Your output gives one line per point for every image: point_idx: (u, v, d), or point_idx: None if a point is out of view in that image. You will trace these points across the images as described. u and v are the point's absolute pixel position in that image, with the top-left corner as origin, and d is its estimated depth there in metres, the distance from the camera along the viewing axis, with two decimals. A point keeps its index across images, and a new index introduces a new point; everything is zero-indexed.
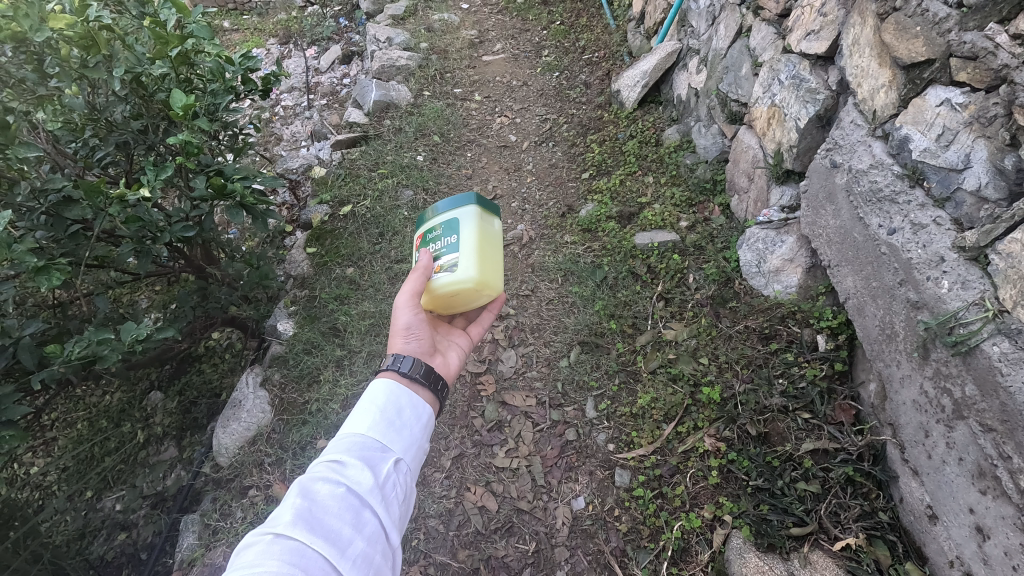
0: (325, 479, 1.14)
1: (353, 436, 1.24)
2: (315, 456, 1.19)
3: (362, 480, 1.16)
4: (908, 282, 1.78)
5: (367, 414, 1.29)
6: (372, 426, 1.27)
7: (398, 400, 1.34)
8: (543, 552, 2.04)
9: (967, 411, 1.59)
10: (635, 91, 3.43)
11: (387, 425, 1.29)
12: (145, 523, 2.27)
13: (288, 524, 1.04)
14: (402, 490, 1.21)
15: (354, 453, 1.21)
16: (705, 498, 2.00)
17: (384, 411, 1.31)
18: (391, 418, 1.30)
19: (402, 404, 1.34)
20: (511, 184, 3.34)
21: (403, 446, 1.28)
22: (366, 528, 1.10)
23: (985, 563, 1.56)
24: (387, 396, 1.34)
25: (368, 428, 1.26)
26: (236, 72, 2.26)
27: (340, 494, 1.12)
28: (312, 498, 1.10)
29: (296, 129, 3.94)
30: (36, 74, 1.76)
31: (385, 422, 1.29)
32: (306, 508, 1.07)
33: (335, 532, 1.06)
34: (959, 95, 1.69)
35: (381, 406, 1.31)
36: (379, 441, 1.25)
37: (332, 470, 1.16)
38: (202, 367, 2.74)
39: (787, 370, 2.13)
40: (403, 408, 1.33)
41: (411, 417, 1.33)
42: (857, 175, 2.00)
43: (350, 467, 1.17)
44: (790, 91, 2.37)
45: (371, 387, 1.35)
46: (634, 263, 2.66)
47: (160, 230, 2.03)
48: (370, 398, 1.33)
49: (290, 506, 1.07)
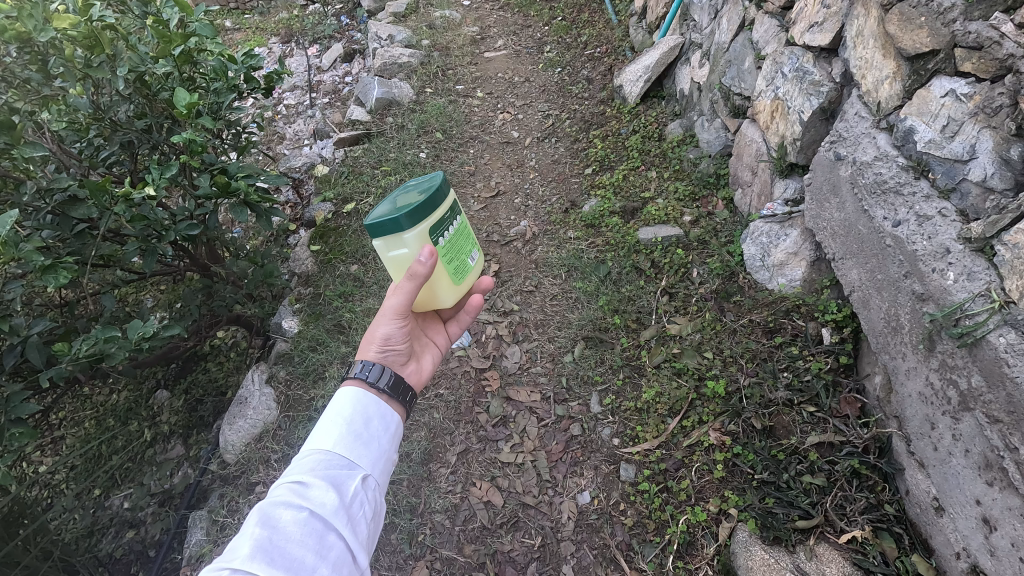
0: (286, 503, 1.08)
1: (317, 454, 1.19)
2: (276, 479, 1.13)
3: (326, 501, 1.11)
4: (914, 274, 1.77)
5: (333, 429, 1.24)
6: (338, 441, 1.22)
7: (366, 409, 1.31)
8: (548, 546, 2.05)
9: (973, 402, 1.59)
10: (637, 86, 3.43)
11: (354, 438, 1.25)
12: (152, 521, 2.30)
13: (245, 558, 0.97)
14: (371, 507, 1.17)
15: (318, 472, 1.16)
16: (710, 491, 2.00)
17: (351, 423, 1.27)
18: (358, 430, 1.26)
19: (371, 413, 1.31)
20: (514, 180, 3.34)
21: (371, 460, 1.24)
22: (331, 553, 1.05)
23: (993, 555, 1.55)
24: (355, 405, 1.30)
25: (335, 443, 1.22)
26: (238, 70, 2.26)
27: (303, 519, 1.06)
28: (272, 526, 1.04)
29: (298, 128, 3.95)
30: (40, 74, 1.82)
31: (352, 435, 1.25)
32: (267, 538, 1.01)
33: (297, 562, 1.00)
34: (964, 86, 1.68)
35: (348, 418, 1.27)
36: (345, 456, 1.20)
37: (294, 493, 1.10)
38: (208, 366, 2.75)
39: (792, 363, 2.12)
40: (371, 418, 1.30)
41: (380, 427, 1.30)
42: (861, 168, 2.00)
43: (313, 488, 1.12)
44: (793, 84, 2.37)
45: (338, 397, 1.31)
46: (637, 258, 2.66)
47: (165, 229, 2.03)
48: (338, 409, 1.28)
49: (248, 538, 1.00)
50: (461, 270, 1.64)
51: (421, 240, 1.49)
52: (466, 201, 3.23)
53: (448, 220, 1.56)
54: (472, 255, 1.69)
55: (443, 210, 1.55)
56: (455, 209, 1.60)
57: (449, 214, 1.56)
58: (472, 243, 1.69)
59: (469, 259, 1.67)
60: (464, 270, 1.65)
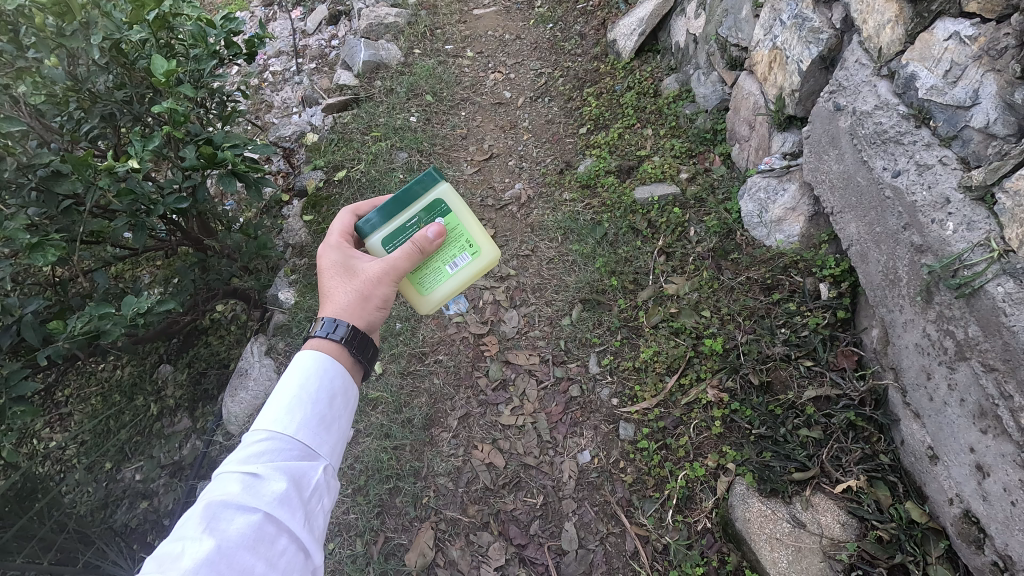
0: (238, 501, 1.05)
1: (272, 441, 1.17)
2: (225, 470, 1.09)
3: (281, 499, 1.09)
4: (913, 225, 1.75)
5: (293, 412, 1.21)
6: (298, 426, 1.20)
7: (330, 386, 1.30)
8: (550, 504, 2.10)
9: (969, 352, 1.59)
10: (631, 40, 3.31)
11: (315, 422, 1.23)
12: (164, 491, 2.36)
13: (189, 572, 0.93)
14: (326, 500, 1.18)
15: (274, 463, 1.14)
16: (709, 447, 2.04)
17: (313, 403, 1.25)
18: (319, 413, 1.24)
19: (336, 388, 1.31)
20: (507, 142, 3.26)
21: (330, 446, 1.24)
22: (285, 555, 1.05)
23: (984, 500, 1.59)
24: (319, 382, 1.29)
25: (295, 429, 1.20)
26: (218, 35, 2.15)
27: (255, 521, 1.04)
28: (221, 530, 1.01)
29: (285, 96, 3.83)
30: (12, 45, 1.75)
31: (313, 419, 1.23)
32: (217, 544, 0.98)
33: (247, 569, 0.99)
34: (968, 27, 1.65)
35: (310, 397, 1.25)
36: (303, 444, 1.19)
37: (247, 488, 1.08)
38: (209, 340, 2.72)
39: (789, 319, 2.12)
40: (334, 397, 1.29)
41: (341, 407, 1.30)
42: (861, 117, 1.95)
43: (268, 482, 1.10)
44: (792, 32, 2.30)
45: (301, 372, 1.29)
46: (633, 218, 2.62)
47: (154, 203, 1.98)
48: (299, 386, 1.26)
49: (196, 545, 0.97)
50: (435, 277, 1.70)
51: (380, 244, 1.63)
52: (460, 165, 3.18)
53: (413, 227, 1.65)
54: (452, 262, 1.71)
55: (408, 216, 1.64)
56: (428, 213, 1.66)
57: (414, 220, 1.65)
58: (455, 249, 1.70)
59: (447, 266, 1.71)
60: (439, 277, 1.70)
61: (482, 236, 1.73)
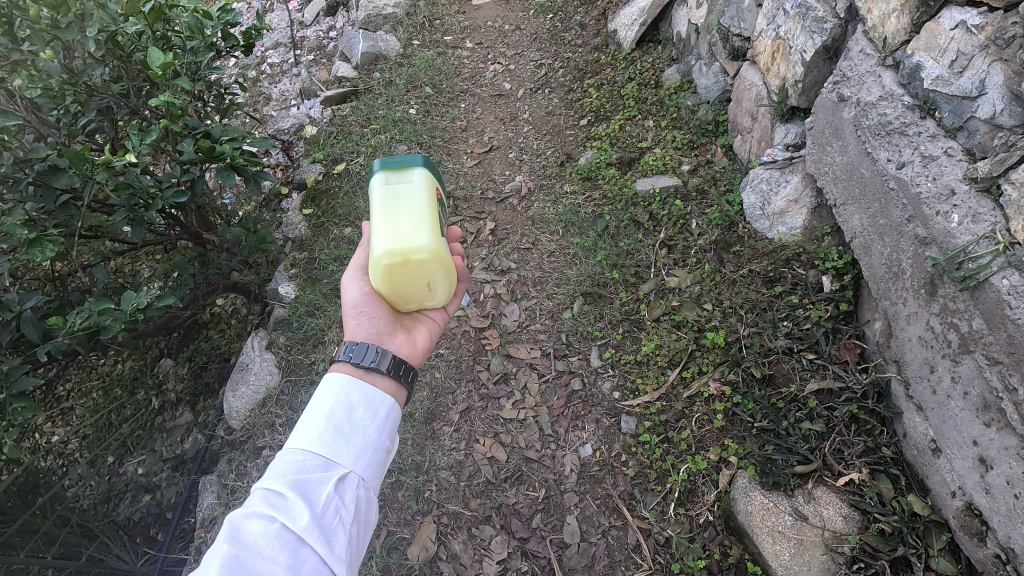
0: (258, 514, 1.05)
1: (293, 454, 1.16)
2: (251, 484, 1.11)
3: (299, 510, 1.07)
4: (917, 217, 1.74)
5: (313, 425, 1.21)
6: (317, 438, 1.19)
7: (349, 397, 1.28)
8: (552, 497, 2.11)
9: (973, 345, 1.59)
10: (632, 30, 3.28)
11: (335, 433, 1.21)
12: (167, 485, 2.36)
13: None
14: (351, 511, 1.13)
15: (294, 475, 1.13)
16: (710, 440, 2.04)
17: (332, 415, 1.23)
18: (339, 424, 1.22)
19: (356, 399, 1.29)
20: (507, 134, 3.24)
21: (354, 455, 1.20)
22: (305, 567, 1.02)
23: (987, 493, 1.58)
24: (338, 394, 1.27)
25: (314, 440, 1.18)
26: (215, 27, 2.13)
27: (274, 532, 1.03)
28: (240, 542, 1.01)
29: (284, 88, 3.80)
30: (7, 38, 1.74)
31: (332, 430, 1.21)
32: (234, 555, 0.99)
33: None
34: (975, 16, 1.63)
35: (329, 409, 1.24)
36: (324, 455, 1.17)
37: (267, 502, 1.07)
38: (210, 334, 2.71)
39: (792, 312, 2.12)
40: (354, 407, 1.27)
41: (364, 416, 1.26)
42: (866, 108, 1.93)
43: (288, 494, 1.09)
44: (795, 21, 2.27)
45: (321, 385, 1.29)
46: (634, 211, 2.61)
47: (151, 197, 1.96)
48: (318, 399, 1.26)
49: (216, 555, 0.98)
50: None
51: None
52: (460, 157, 3.16)
53: None
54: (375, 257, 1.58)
55: None
56: None
57: None
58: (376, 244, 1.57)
59: None
60: None
61: (381, 232, 1.50)
